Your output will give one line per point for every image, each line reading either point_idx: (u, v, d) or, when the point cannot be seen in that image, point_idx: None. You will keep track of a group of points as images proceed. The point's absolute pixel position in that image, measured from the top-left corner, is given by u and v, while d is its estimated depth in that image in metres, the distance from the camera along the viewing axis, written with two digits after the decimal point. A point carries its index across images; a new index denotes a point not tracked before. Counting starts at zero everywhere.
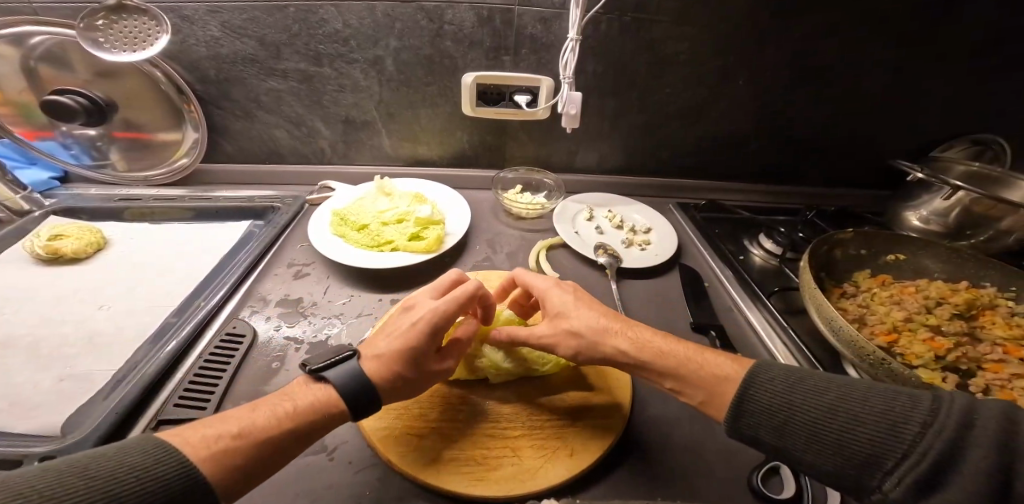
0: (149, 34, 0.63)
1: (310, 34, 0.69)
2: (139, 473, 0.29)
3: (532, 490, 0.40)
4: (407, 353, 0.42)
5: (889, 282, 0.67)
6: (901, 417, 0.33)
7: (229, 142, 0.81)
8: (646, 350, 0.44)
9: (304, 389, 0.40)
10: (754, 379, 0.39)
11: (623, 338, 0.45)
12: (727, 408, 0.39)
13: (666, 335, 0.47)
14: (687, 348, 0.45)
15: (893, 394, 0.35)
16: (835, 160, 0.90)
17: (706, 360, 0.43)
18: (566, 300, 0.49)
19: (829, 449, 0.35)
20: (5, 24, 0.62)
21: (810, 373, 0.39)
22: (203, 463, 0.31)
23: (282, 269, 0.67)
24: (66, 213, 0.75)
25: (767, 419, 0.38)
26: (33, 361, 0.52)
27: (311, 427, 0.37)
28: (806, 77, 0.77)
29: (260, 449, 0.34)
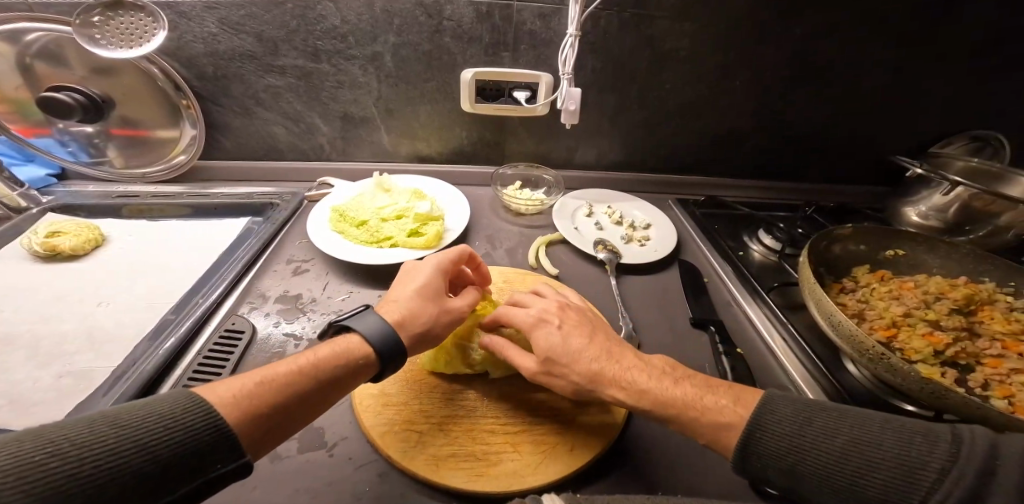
0: (146, 32, 0.63)
1: (308, 31, 0.68)
2: (168, 422, 0.30)
3: (532, 485, 0.40)
4: (422, 292, 0.48)
5: (888, 278, 0.67)
6: (917, 462, 0.31)
7: (227, 139, 0.81)
8: (641, 397, 0.42)
9: (326, 345, 0.42)
10: (761, 421, 0.38)
11: (617, 386, 0.43)
12: (734, 447, 0.38)
13: (663, 374, 0.44)
14: (686, 391, 0.42)
15: (909, 433, 0.33)
16: (836, 158, 0.90)
17: (707, 408, 0.40)
18: (551, 338, 0.46)
19: (843, 492, 0.33)
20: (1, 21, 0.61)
21: (821, 411, 0.37)
22: (233, 410, 0.33)
23: (280, 265, 0.67)
24: (64, 211, 0.75)
25: (778, 460, 0.37)
26: (32, 357, 0.52)
27: (334, 379, 0.39)
28: (808, 76, 0.77)
29: (286, 398, 0.36)
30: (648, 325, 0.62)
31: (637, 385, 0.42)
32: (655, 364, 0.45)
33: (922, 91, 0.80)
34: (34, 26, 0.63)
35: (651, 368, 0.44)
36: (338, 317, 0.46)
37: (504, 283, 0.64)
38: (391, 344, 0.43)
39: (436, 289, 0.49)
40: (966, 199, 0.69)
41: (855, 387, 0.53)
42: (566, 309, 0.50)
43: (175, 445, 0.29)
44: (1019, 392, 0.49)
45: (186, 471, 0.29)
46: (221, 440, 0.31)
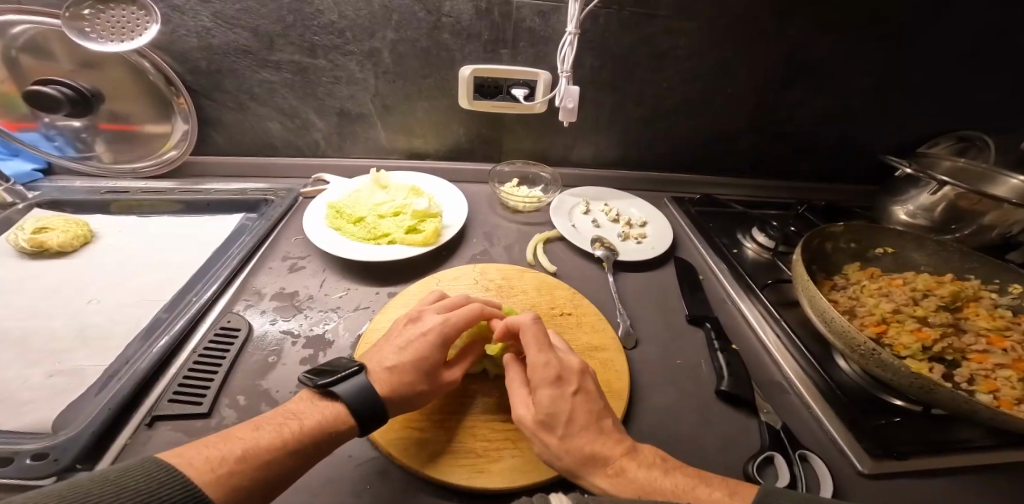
0: (138, 25, 0.61)
1: (304, 26, 0.67)
2: (142, 496, 0.28)
3: (533, 481, 0.41)
4: (419, 363, 0.44)
5: (878, 275, 0.69)
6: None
7: (219, 134, 0.80)
8: (627, 486, 0.37)
9: (311, 408, 0.40)
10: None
11: (604, 472, 0.39)
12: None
13: (653, 462, 0.40)
14: (676, 481, 0.38)
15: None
16: (837, 158, 0.92)
17: (697, 501, 0.36)
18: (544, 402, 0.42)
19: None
20: None
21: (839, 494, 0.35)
22: (208, 485, 0.30)
23: (276, 262, 0.67)
24: (50, 206, 0.73)
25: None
26: (21, 356, 0.51)
27: (317, 447, 0.37)
28: (808, 76, 0.78)
29: (266, 471, 0.33)
30: (645, 322, 0.62)
31: (626, 471, 0.38)
32: (645, 453, 0.41)
33: (911, 93, 0.82)
34: (23, 19, 0.61)
35: (645, 453, 0.41)
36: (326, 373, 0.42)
37: (501, 280, 0.64)
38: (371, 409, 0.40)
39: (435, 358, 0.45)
40: (953, 198, 0.71)
41: (846, 382, 0.54)
42: (570, 387, 0.43)
43: None
44: (1003, 387, 0.51)
45: None
46: None
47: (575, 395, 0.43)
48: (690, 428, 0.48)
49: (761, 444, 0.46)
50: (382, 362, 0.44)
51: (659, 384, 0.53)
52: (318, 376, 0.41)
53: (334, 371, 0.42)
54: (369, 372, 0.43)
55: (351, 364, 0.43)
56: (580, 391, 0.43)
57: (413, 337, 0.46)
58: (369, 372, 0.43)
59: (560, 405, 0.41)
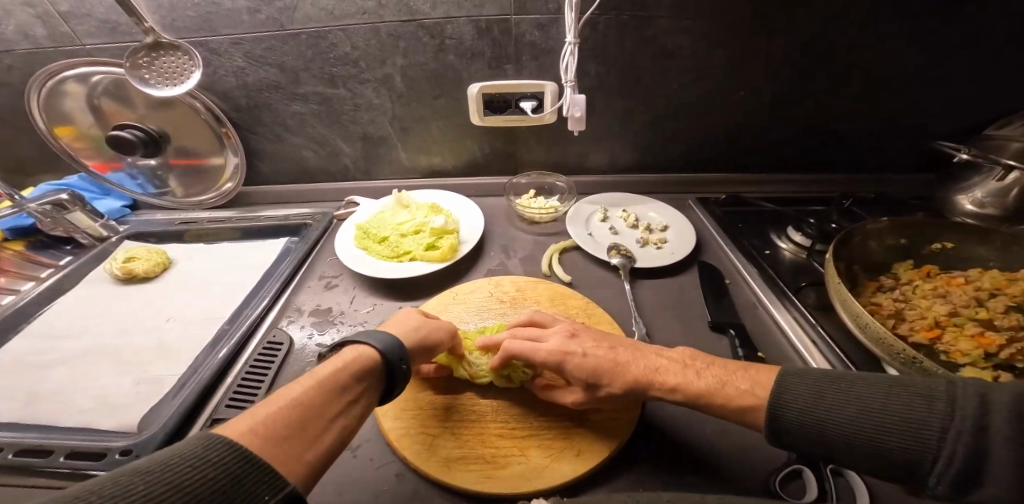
0: (185, 69, 0.70)
1: (323, 59, 0.73)
2: (195, 462, 0.29)
3: (537, 488, 0.42)
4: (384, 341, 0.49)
5: (935, 273, 0.62)
6: (924, 424, 0.32)
7: (265, 165, 0.89)
8: (683, 394, 0.43)
9: (333, 360, 0.42)
10: (779, 401, 0.38)
11: (659, 387, 0.44)
12: (764, 425, 0.39)
13: (686, 366, 0.45)
14: (708, 379, 0.43)
15: (909, 393, 0.34)
16: (887, 143, 0.83)
17: (732, 389, 0.42)
18: (586, 365, 0.46)
19: (863, 457, 0.34)
20: (69, 67, 0.72)
21: (833, 383, 0.38)
22: (281, 437, 0.33)
23: (313, 281, 0.73)
24: (137, 238, 0.86)
25: (803, 434, 0.37)
26: (117, 367, 0.62)
27: (347, 392, 0.40)
28: (842, 53, 0.71)
29: (323, 408, 0.37)
30: (664, 330, 0.61)
31: (670, 382, 0.44)
32: (676, 358, 0.47)
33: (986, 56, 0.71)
34: (95, 69, 0.72)
35: (672, 362, 0.46)
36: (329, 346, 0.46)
37: (515, 292, 0.66)
38: (387, 349, 0.44)
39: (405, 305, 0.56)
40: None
41: None
42: (578, 354, 0.47)
43: (213, 483, 0.28)
44: None
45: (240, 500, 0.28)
46: (292, 449, 0.33)
47: (587, 356, 0.47)
48: (710, 441, 0.46)
49: (788, 456, 0.44)
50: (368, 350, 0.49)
51: None
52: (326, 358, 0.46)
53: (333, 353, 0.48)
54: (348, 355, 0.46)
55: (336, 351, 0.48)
56: (589, 348, 0.48)
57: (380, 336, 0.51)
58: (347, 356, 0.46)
59: (592, 371, 0.45)
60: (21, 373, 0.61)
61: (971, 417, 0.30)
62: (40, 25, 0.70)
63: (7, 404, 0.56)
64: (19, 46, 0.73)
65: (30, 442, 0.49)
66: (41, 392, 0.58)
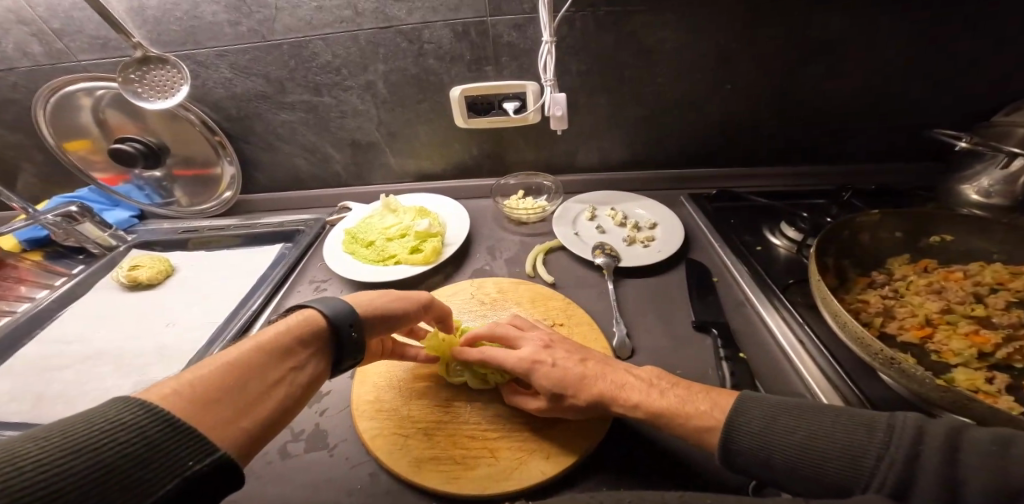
0: (175, 83, 0.73)
1: (306, 67, 0.74)
2: (107, 426, 0.28)
3: (503, 490, 0.42)
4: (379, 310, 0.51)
5: (932, 267, 0.60)
6: (861, 451, 0.32)
7: (260, 173, 0.92)
8: (643, 412, 0.43)
9: (278, 325, 0.43)
10: (733, 424, 0.38)
11: (620, 403, 0.44)
12: (717, 449, 0.39)
13: (652, 385, 0.45)
14: (671, 400, 0.42)
15: (853, 423, 0.34)
16: (889, 131, 0.79)
17: (693, 411, 0.41)
18: (552, 376, 0.46)
19: (803, 481, 0.35)
20: (76, 83, 0.75)
21: (784, 409, 0.38)
22: (213, 399, 0.34)
23: (304, 286, 0.75)
24: (144, 246, 0.90)
25: (751, 458, 0.37)
26: (118, 370, 0.65)
27: (290, 358, 0.41)
28: (832, 40, 0.68)
29: (259, 372, 0.38)
30: (645, 330, 0.60)
31: (633, 399, 0.43)
32: (644, 376, 0.46)
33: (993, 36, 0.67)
34: (97, 84, 0.75)
35: (640, 380, 0.45)
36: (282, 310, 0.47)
37: (497, 293, 0.66)
38: (337, 315, 0.45)
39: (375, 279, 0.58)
40: None
41: (885, 399, 0.47)
42: (548, 363, 0.47)
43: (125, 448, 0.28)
44: None
45: (155, 463, 0.28)
46: (223, 411, 0.34)
47: (555, 366, 0.47)
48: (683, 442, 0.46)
49: None
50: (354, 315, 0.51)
51: None
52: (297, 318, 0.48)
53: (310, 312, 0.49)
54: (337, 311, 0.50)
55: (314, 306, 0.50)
56: (559, 359, 0.48)
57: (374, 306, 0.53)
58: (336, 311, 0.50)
59: (557, 382, 0.45)
60: (31, 377, 0.65)
61: (906, 445, 0.31)
62: (36, 42, 0.73)
63: (18, 406, 0.60)
64: (19, 64, 0.76)
65: None
66: (49, 394, 0.61)
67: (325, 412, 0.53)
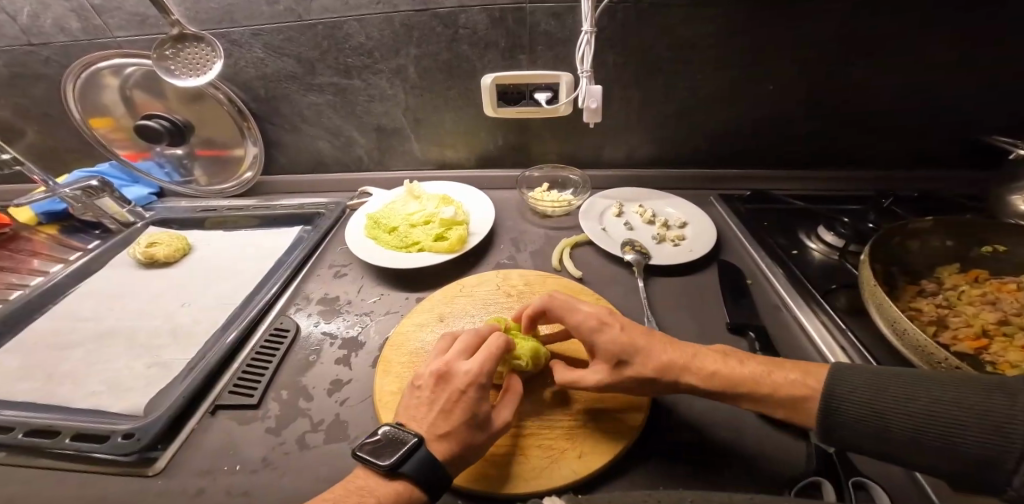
0: (208, 60, 0.72)
1: (338, 50, 0.73)
2: None
3: (534, 489, 0.40)
4: (470, 419, 0.41)
5: (984, 278, 0.57)
6: (1007, 418, 0.30)
7: (282, 155, 0.91)
8: (720, 381, 0.42)
9: (378, 487, 0.37)
10: (835, 390, 0.38)
11: (694, 372, 0.43)
12: (818, 421, 0.38)
13: (727, 356, 0.44)
14: (754, 368, 0.43)
15: (984, 389, 0.33)
16: (933, 137, 0.76)
17: (778, 381, 0.41)
18: (618, 341, 0.44)
19: (936, 454, 0.33)
20: (107, 59, 0.74)
21: (895, 376, 0.37)
22: None
23: (323, 270, 0.73)
24: (161, 224, 0.89)
25: (861, 426, 0.36)
26: (133, 349, 0.63)
27: None
28: (884, 42, 0.66)
29: None
30: (678, 330, 0.58)
31: (707, 369, 0.43)
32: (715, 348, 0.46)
33: None
34: (128, 61, 0.74)
35: (712, 353, 0.45)
36: (384, 451, 0.38)
37: (524, 286, 0.64)
38: (437, 486, 0.38)
39: (457, 368, 0.44)
40: None
41: None
42: (616, 326, 0.46)
43: None
44: None
45: None
46: None
47: (622, 331, 0.45)
48: (723, 445, 0.44)
49: (806, 469, 0.41)
50: (434, 429, 0.41)
51: (685, 395, 0.49)
52: (379, 454, 0.38)
53: (395, 446, 0.39)
54: (426, 441, 0.40)
55: (408, 433, 0.40)
56: (626, 325, 0.46)
57: (454, 408, 0.41)
58: (426, 441, 0.39)
59: (626, 346, 0.44)
60: (44, 353, 0.63)
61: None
62: (74, 18, 0.72)
63: (29, 383, 0.58)
64: (55, 39, 0.75)
65: (40, 423, 0.50)
66: (58, 374, 0.60)
67: (346, 402, 0.52)
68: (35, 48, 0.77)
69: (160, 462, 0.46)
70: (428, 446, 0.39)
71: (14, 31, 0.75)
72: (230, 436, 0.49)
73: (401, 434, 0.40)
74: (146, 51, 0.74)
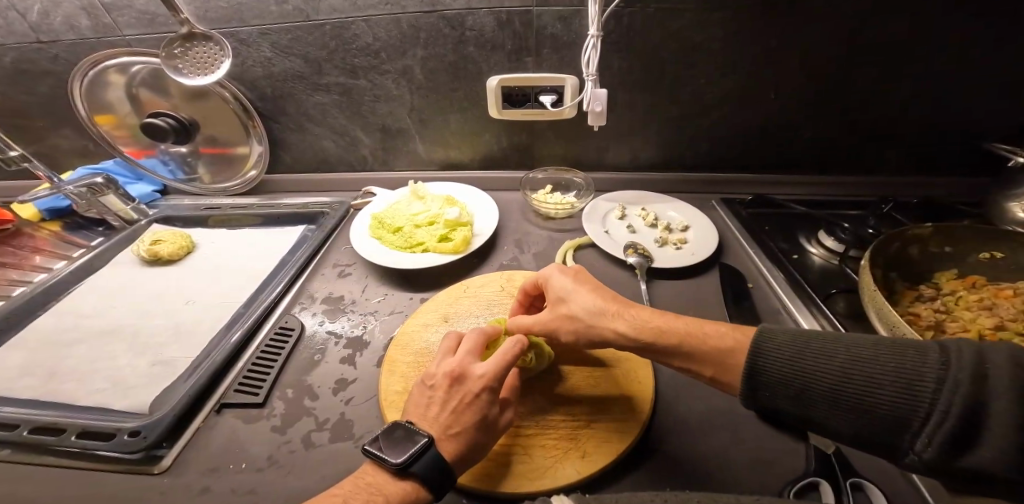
0: (215, 59, 0.72)
1: (345, 50, 0.73)
2: None
3: (540, 488, 0.41)
4: (482, 420, 0.42)
5: (981, 284, 0.57)
6: (917, 375, 0.31)
7: (286, 154, 0.91)
8: (646, 330, 0.46)
9: (388, 484, 0.38)
10: (761, 348, 0.39)
11: (621, 320, 0.47)
12: (743, 380, 0.40)
13: (670, 314, 0.47)
14: (687, 323, 0.45)
15: (901, 348, 0.33)
16: (933, 143, 0.77)
17: (706, 334, 0.44)
18: (565, 283, 0.52)
19: (851, 411, 0.34)
20: (113, 57, 0.74)
21: (821, 338, 0.38)
22: None
23: (327, 269, 0.74)
24: (164, 222, 0.89)
25: (784, 386, 0.37)
26: (137, 348, 0.64)
27: None
28: (888, 49, 0.67)
29: None
30: None
31: (637, 318, 0.47)
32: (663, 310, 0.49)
33: None
34: (135, 60, 0.75)
35: (656, 311, 0.48)
36: (395, 450, 0.39)
37: None
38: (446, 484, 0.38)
39: (472, 371, 0.44)
40: None
41: None
42: (569, 276, 0.52)
43: None
44: None
45: None
46: None
47: (574, 282, 0.52)
48: (724, 447, 0.44)
49: (805, 469, 0.41)
50: (445, 429, 0.41)
51: (686, 397, 0.50)
52: (389, 453, 0.39)
53: (406, 445, 0.39)
54: (437, 441, 0.40)
55: (418, 432, 0.40)
56: (581, 280, 0.52)
57: (467, 409, 0.42)
58: (437, 441, 0.40)
59: (567, 292, 0.51)
60: (49, 350, 0.64)
61: (969, 365, 0.29)
62: (84, 16, 0.72)
63: (32, 380, 0.58)
64: (64, 37, 0.75)
65: (45, 420, 0.51)
66: (62, 371, 0.60)
67: (351, 401, 0.52)
68: (44, 46, 0.77)
69: (166, 460, 0.47)
70: (440, 446, 0.40)
71: (24, 29, 0.75)
72: (235, 434, 0.49)
73: (411, 432, 0.40)
74: (154, 50, 0.75)
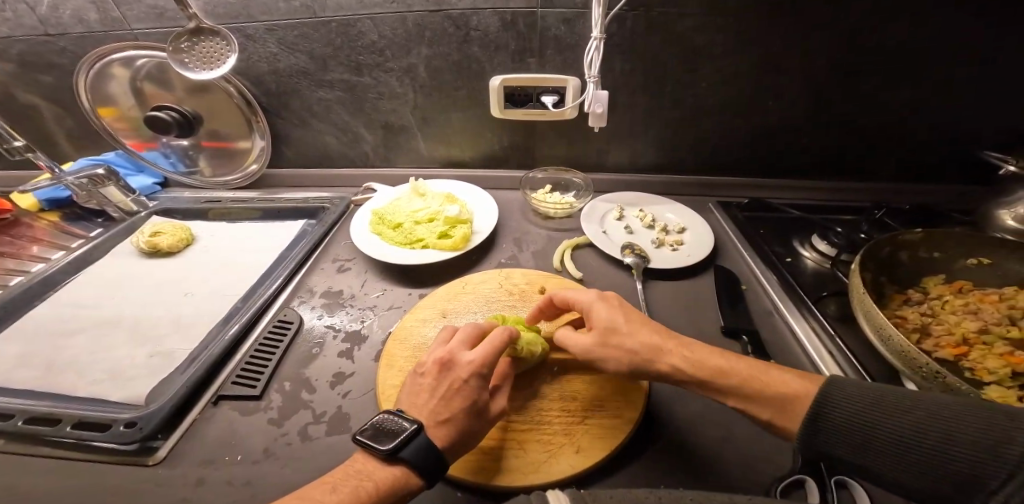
0: (221, 54, 0.72)
1: (351, 47, 0.74)
2: None
3: (535, 483, 0.42)
4: (470, 407, 0.42)
5: (967, 289, 0.59)
6: (1000, 438, 0.32)
7: (288, 149, 0.91)
8: (704, 370, 0.44)
9: (378, 471, 0.38)
10: (827, 397, 0.39)
11: (678, 358, 0.45)
12: (801, 422, 0.39)
13: (715, 349, 0.46)
14: (741, 364, 0.44)
15: (979, 411, 0.34)
16: (925, 152, 0.79)
17: (765, 379, 0.42)
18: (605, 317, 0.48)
19: (920, 466, 0.34)
20: (119, 50, 0.75)
21: (892, 391, 0.38)
22: None
23: (327, 264, 0.74)
24: (164, 214, 0.89)
25: (848, 435, 0.38)
26: (135, 339, 0.64)
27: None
28: (883, 59, 0.68)
29: None
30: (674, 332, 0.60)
31: (692, 356, 0.45)
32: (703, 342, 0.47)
33: None
34: (141, 53, 0.75)
35: (699, 344, 0.47)
36: (383, 437, 0.40)
37: (526, 285, 0.66)
38: (435, 470, 0.39)
39: (460, 358, 0.45)
40: None
41: None
42: (605, 306, 0.50)
43: None
44: None
45: None
46: None
47: (611, 313, 0.49)
48: (713, 444, 0.45)
49: (793, 466, 0.43)
50: (434, 416, 0.42)
51: (678, 395, 0.51)
52: (378, 440, 0.39)
53: (395, 432, 0.40)
54: (426, 428, 0.41)
55: (408, 420, 0.41)
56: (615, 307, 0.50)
57: (456, 395, 0.43)
58: (426, 428, 0.41)
59: (613, 325, 0.48)
60: (47, 340, 0.64)
61: None
62: (92, 9, 0.73)
63: (30, 370, 0.59)
64: (72, 30, 0.76)
65: (41, 411, 0.51)
66: (59, 362, 0.60)
67: (349, 395, 0.53)
68: (51, 38, 0.77)
69: (162, 451, 0.47)
70: (427, 430, 0.41)
71: (32, 22, 0.75)
72: (232, 426, 0.50)
73: (400, 421, 0.41)
74: (161, 44, 0.75)
